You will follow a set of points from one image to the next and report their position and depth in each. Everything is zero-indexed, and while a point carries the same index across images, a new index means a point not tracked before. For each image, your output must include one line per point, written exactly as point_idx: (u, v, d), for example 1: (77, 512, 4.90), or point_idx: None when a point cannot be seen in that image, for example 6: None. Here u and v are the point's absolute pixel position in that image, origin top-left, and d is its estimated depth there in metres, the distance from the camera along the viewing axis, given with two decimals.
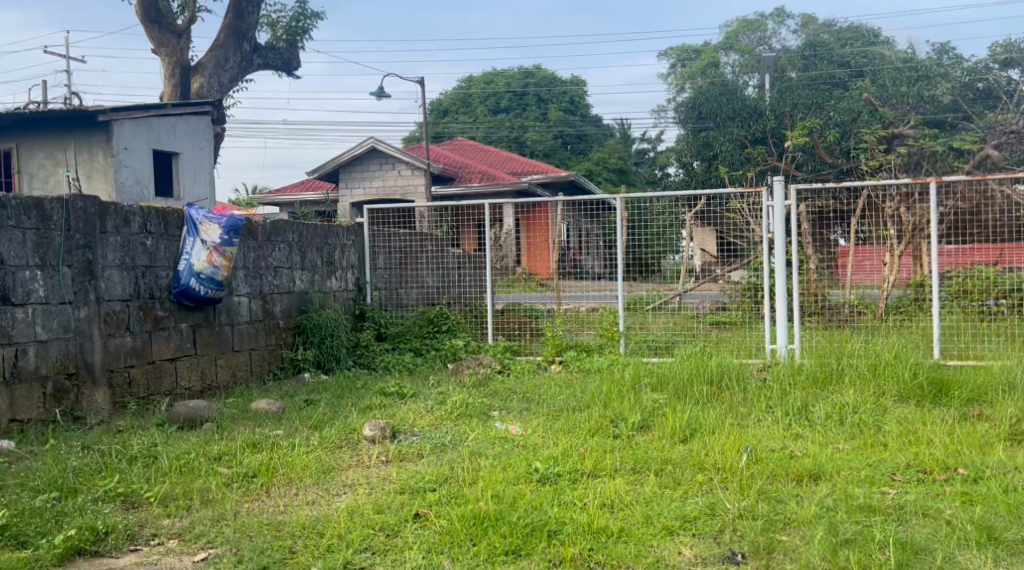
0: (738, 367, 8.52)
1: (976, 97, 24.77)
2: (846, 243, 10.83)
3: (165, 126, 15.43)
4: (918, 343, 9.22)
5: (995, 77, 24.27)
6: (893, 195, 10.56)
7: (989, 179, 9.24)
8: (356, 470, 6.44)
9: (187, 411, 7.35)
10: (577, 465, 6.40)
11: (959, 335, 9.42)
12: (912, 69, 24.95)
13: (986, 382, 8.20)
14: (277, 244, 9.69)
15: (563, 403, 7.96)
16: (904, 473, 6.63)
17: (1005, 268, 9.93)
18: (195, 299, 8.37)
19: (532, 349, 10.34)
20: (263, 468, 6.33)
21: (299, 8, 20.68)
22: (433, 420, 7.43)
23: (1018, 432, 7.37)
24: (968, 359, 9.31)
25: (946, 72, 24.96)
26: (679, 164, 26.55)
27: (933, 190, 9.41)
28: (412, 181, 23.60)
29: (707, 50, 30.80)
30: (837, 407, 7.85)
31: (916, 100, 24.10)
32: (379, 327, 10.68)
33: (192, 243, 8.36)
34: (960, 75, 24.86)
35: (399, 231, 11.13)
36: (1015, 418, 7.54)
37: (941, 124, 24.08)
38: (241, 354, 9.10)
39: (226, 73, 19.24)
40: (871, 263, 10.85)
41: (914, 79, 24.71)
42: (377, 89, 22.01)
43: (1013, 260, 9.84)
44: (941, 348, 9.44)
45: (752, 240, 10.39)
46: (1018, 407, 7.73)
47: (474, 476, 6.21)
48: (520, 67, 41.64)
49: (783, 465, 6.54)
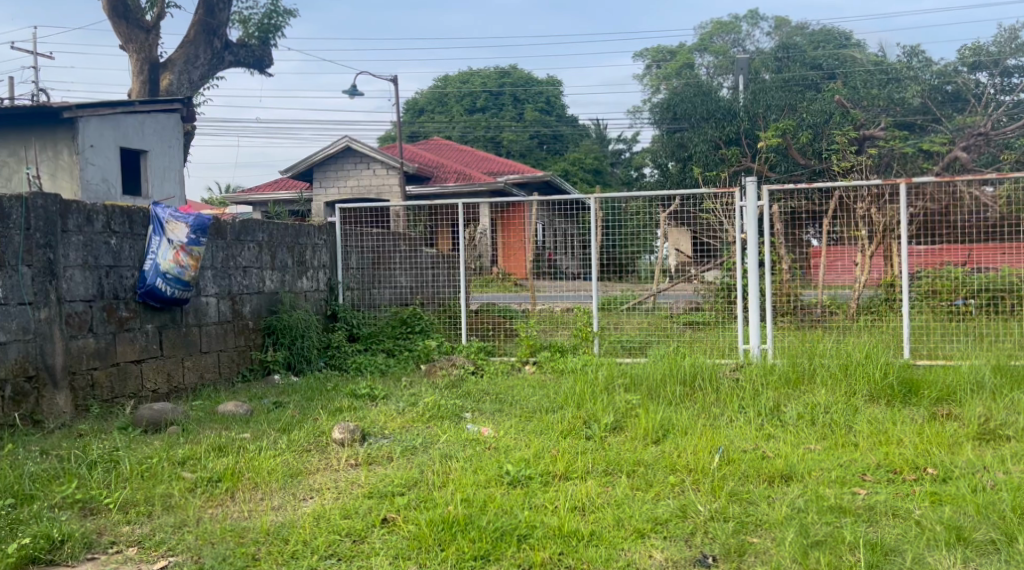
0: (710, 367, 8.48)
1: (945, 100, 24.97)
2: (819, 243, 10.80)
3: (132, 124, 15.26)
4: (888, 342, 9.26)
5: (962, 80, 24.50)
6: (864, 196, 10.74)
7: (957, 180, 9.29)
8: (326, 474, 6.35)
9: (151, 414, 7.23)
10: (550, 467, 6.35)
11: (927, 335, 9.47)
12: (883, 71, 25.10)
13: (954, 381, 8.23)
14: (246, 243, 9.57)
15: (536, 404, 7.90)
16: (874, 473, 6.62)
17: (973, 268, 9.79)
18: (161, 299, 8.26)
19: (506, 349, 10.30)
20: (228, 473, 6.22)
21: (271, 5, 20.54)
22: (404, 422, 7.35)
23: (987, 431, 7.39)
24: (937, 359, 9.34)
25: (915, 75, 25.13)
26: (654, 164, 26.57)
27: (902, 191, 9.43)
28: (386, 180, 23.47)
29: (682, 52, 30.85)
30: (809, 407, 7.82)
31: (887, 102, 24.26)
32: (351, 328, 10.57)
33: (159, 243, 8.22)
34: (930, 77, 25.03)
35: (372, 230, 10.99)
36: (984, 417, 7.56)
37: (911, 126, 24.26)
38: (209, 355, 8.99)
39: (196, 70, 19.12)
40: (842, 263, 10.88)
41: (885, 81, 24.84)
42: (352, 86, 21.75)
43: (980, 260, 9.70)
44: (910, 347, 9.47)
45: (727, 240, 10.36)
46: (986, 407, 7.76)
47: (444, 479, 6.14)
48: (496, 67, 41.57)
49: (756, 465, 6.51)
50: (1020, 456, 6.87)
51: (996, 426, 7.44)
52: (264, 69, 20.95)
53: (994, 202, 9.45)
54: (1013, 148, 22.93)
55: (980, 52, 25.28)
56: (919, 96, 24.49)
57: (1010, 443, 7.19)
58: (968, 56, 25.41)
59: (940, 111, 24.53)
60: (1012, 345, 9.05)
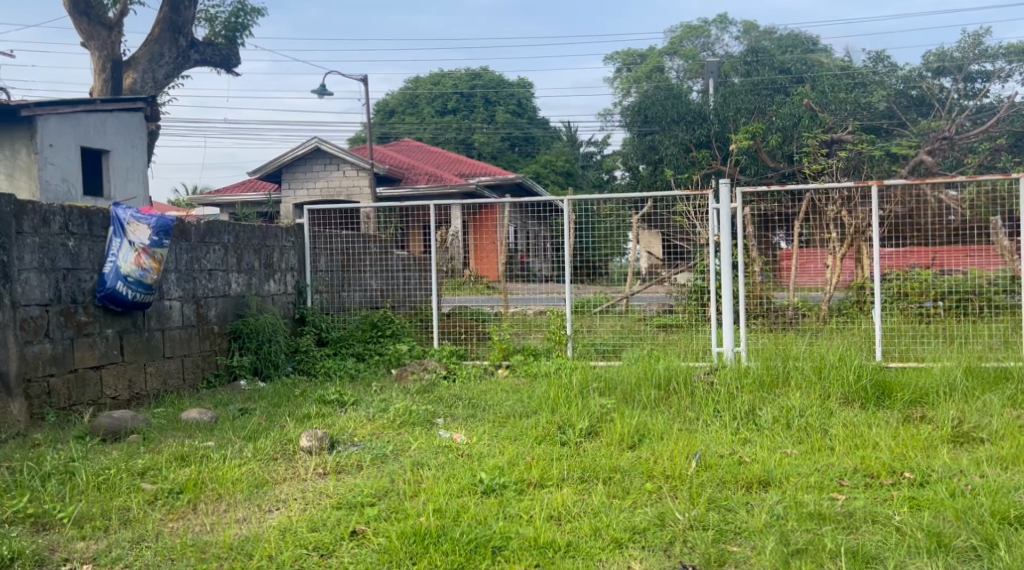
0: (684, 370, 8.36)
1: (910, 104, 25.03)
2: (789, 245, 10.64)
3: (92, 122, 14.96)
4: (860, 345, 9.16)
5: (928, 85, 24.55)
6: (835, 200, 10.63)
7: (925, 183, 9.21)
8: (292, 484, 6.16)
9: (111, 422, 7.01)
10: (524, 475, 6.19)
11: (899, 336, 9.39)
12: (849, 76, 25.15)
13: (927, 384, 8.14)
14: (211, 245, 9.36)
15: (510, 408, 7.75)
16: (852, 477, 6.51)
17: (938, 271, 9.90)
18: (121, 303, 8.03)
19: (478, 353, 10.08)
20: (189, 484, 6.02)
21: (238, 3, 20.25)
22: (374, 429, 7.17)
23: (961, 434, 7.33)
24: (909, 361, 9.31)
25: (881, 80, 25.16)
26: (626, 167, 26.52)
27: (873, 193, 9.31)
28: (357, 182, 23.23)
29: (652, 55, 30.65)
30: (784, 409, 7.71)
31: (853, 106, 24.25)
32: (319, 332, 10.34)
33: (119, 244, 8.00)
34: (895, 82, 25.12)
35: (342, 233, 10.74)
36: (957, 419, 7.49)
37: (876, 130, 24.28)
38: (173, 360, 8.77)
39: (161, 69, 18.84)
40: (814, 265, 10.83)
41: (851, 87, 24.90)
42: (320, 86, 21.36)
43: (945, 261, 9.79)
44: (882, 349, 9.38)
45: (699, 243, 10.24)
46: (960, 408, 7.69)
47: (415, 489, 5.97)
48: (468, 69, 41.46)
49: (733, 471, 6.38)
50: (996, 459, 6.80)
51: (971, 429, 7.37)
52: (231, 69, 20.66)
53: (958, 204, 9.46)
54: (976, 152, 23.06)
55: (944, 58, 25.31)
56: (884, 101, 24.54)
57: (985, 446, 7.12)
58: (933, 62, 25.50)
59: (906, 115, 24.60)
60: (982, 348, 9.01)
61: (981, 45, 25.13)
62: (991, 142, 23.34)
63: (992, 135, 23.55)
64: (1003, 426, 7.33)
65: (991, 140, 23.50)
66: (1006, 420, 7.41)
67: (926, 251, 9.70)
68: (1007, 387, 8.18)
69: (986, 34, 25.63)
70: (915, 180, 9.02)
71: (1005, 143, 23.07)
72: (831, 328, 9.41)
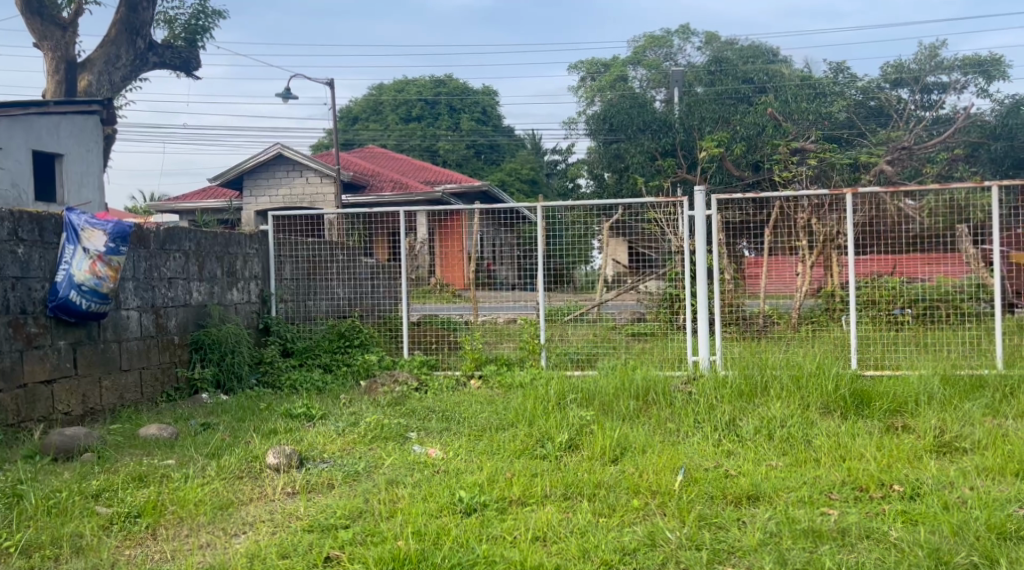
0: (662, 381, 8.07)
1: (869, 115, 24.74)
2: (756, 254, 10.27)
3: (45, 125, 14.53)
4: (834, 353, 8.91)
5: (887, 95, 24.44)
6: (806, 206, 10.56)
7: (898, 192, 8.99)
8: (259, 505, 5.82)
9: (63, 440, 6.62)
10: (505, 492, 5.89)
11: (873, 343, 9.13)
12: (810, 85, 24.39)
13: (907, 391, 7.89)
14: (172, 252, 8.98)
15: (485, 421, 7.44)
16: (841, 491, 6.18)
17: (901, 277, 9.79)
18: (75, 313, 7.64)
19: (451, 363, 9.80)
20: (148, 507, 5.66)
21: (198, 5, 19.82)
22: (344, 444, 6.84)
23: (944, 444, 7.12)
24: (884, 369, 9.03)
25: (841, 91, 24.68)
26: (590, 175, 26.31)
27: (849, 200, 9.09)
28: (320, 189, 22.87)
29: (616, 65, 29.51)
30: (766, 420, 7.42)
31: (815, 117, 23.64)
32: (284, 342, 9.97)
33: (73, 251, 7.62)
34: (855, 93, 24.76)
35: (307, 240, 10.41)
36: (939, 429, 7.28)
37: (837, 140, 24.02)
38: (130, 374, 8.39)
39: (118, 72, 18.34)
40: (784, 273, 10.84)
41: (812, 97, 24.08)
42: (283, 91, 20.96)
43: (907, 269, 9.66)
44: (857, 357, 9.12)
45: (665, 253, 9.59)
46: (941, 417, 7.46)
47: (391, 509, 5.66)
48: (432, 76, 41.22)
49: (720, 486, 6.09)
50: (982, 469, 6.57)
51: (953, 438, 7.15)
52: (191, 72, 20.21)
53: (919, 213, 9.26)
54: (934, 162, 23.11)
55: (902, 70, 25.13)
56: (844, 111, 24.12)
57: (969, 456, 6.89)
58: (890, 73, 25.27)
59: (865, 125, 24.49)
60: (955, 355, 8.85)
61: (938, 57, 25.06)
62: (950, 151, 23.39)
63: (950, 145, 23.60)
64: (986, 436, 7.10)
65: (949, 150, 23.57)
66: (988, 429, 7.19)
67: (890, 259, 9.58)
68: (984, 395, 7.99)
69: (943, 47, 25.58)
70: (892, 189, 8.78)
71: (962, 154, 23.15)
72: (801, 338, 9.20)
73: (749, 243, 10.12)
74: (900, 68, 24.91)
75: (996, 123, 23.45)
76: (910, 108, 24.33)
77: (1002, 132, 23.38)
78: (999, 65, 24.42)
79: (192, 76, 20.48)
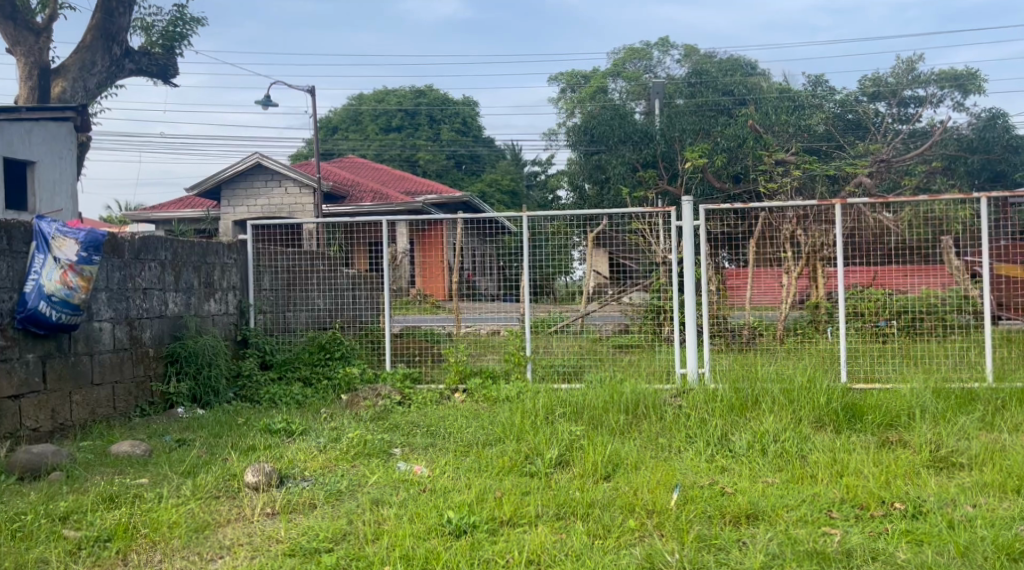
0: (651, 394, 7.77)
1: (847, 127, 24.40)
2: (733, 266, 9.93)
3: (16, 132, 14.23)
4: (823, 366, 8.63)
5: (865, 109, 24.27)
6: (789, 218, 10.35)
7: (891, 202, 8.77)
8: (237, 527, 5.56)
9: (30, 458, 6.32)
10: (495, 512, 5.65)
11: (862, 356, 8.92)
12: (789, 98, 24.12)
13: (900, 404, 7.57)
14: (147, 262, 8.70)
15: (471, 436, 7.19)
16: (841, 509, 5.87)
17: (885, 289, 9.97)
18: (46, 325, 7.36)
19: (434, 376, 9.47)
20: (119, 530, 5.39)
21: (177, 12, 19.53)
22: (327, 461, 6.58)
23: (941, 458, 6.71)
24: (875, 383, 8.79)
25: (819, 104, 24.32)
26: (569, 187, 25.58)
27: (839, 213, 8.80)
28: (300, 199, 22.59)
29: (596, 76, 29.05)
30: (758, 433, 7.06)
31: (795, 129, 23.45)
32: (263, 355, 9.68)
33: (43, 261, 7.34)
34: (833, 106, 24.41)
35: (287, 250, 10.16)
36: (935, 443, 6.87)
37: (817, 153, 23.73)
38: (102, 388, 8.10)
39: (93, 78, 18.01)
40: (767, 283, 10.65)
41: (790, 109, 23.89)
42: (262, 98, 20.67)
43: (888, 280, 9.88)
44: (847, 369, 8.87)
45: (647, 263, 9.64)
46: (935, 431, 7.07)
47: (377, 530, 5.43)
48: (412, 86, 41.01)
49: (718, 504, 5.87)
50: (980, 484, 6.18)
51: (948, 453, 6.73)
52: (168, 80, 19.92)
53: (897, 225, 9.11)
54: (913, 174, 22.99)
55: (879, 82, 24.99)
56: (822, 124, 23.70)
57: (967, 472, 6.49)
58: (867, 86, 25.06)
59: (843, 138, 24.09)
60: (945, 368, 8.64)
61: (915, 70, 25.06)
62: (928, 164, 23.27)
63: (927, 158, 23.47)
64: (983, 450, 6.70)
65: (926, 162, 23.42)
66: (985, 444, 6.79)
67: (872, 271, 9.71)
68: (976, 409, 7.70)
69: (918, 60, 25.67)
70: (882, 199, 8.56)
71: (940, 166, 23.05)
72: (788, 349, 8.98)
73: (729, 255, 9.81)
74: (878, 81, 24.83)
75: (972, 135, 23.55)
76: (888, 120, 24.21)
77: (979, 145, 23.48)
78: (975, 79, 24.51)
79: (169, 83, 20.16)
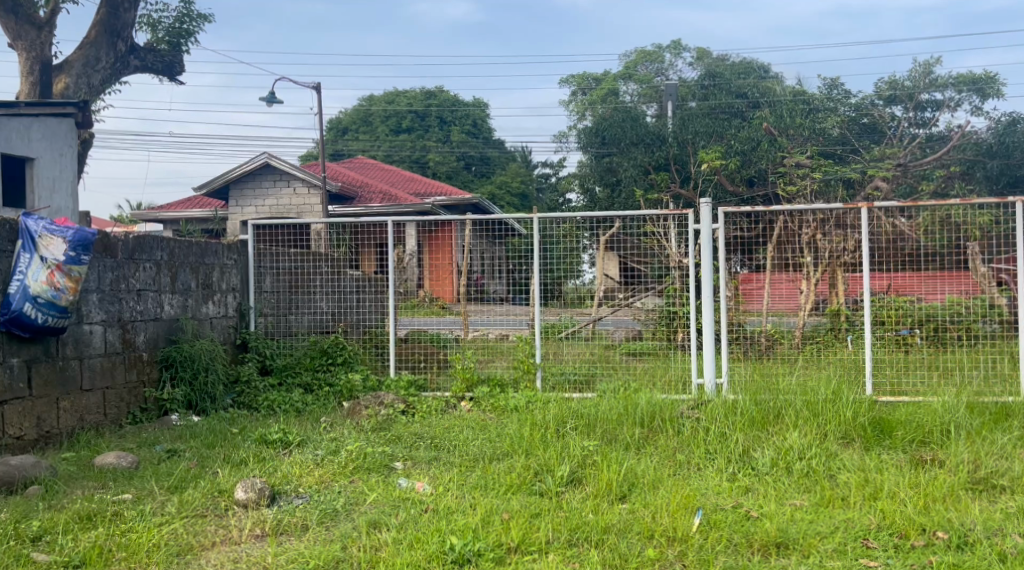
0: (668, 406, 7.34)
1: (862, 131, 23.83)
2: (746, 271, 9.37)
3: (14, 127, 13.94)
4: (849, 378, 8.17)
5: (880, 113, 23.77)
6: (808, 222, 9.86)
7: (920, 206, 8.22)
8: (222, 551, 5.20)
9: (5, 471, 5.95)
10: (502, 538, 5.27)
11: (887, 364, 8.42)
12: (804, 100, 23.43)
13: (930, 420, 7.12)
14: (142, 263, 8.34)
15: (476, 450, 6.77)
16: (878, 538, 5.47)
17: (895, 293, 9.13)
18: (30, 327, 6.99)
19: (439, 384, 9.04)
20: (92, 555, 5.05)
21: (183, 8, 19.19)
22: (323, 475, 6.21)
23: (978, 480, 6.28)
24: (901, 396, 8.32)
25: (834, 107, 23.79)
26: (580, 190, 25.06)
27: (863, 216, 8.33)
28: (307, 200, 22.24)
29: (608, 78, 28.63)
30: (782, 450, 6.65)
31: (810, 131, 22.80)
32: (262, 360, 9.29)
33: (29, 260, 6.98)
34: (847, 110, 23.77)
35: (289, 251, 9.78)
36: (972, 463, 6.42)
37: (831, 157, 23.19)
38: (92, 394, 7.74)
39: (97, 74, 17.72)
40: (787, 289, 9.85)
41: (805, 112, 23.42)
42: (267, 95, 20.29)
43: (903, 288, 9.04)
44: (871, 381, 8.40)
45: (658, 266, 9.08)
46: (972, 450, 6.60)
47: (373, 558, 5.08)
48: (422, 88, 40.65)
49: (744, 531, 5.48)
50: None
51: (987, 475, 6.31)
52: (173, 77, 19.58)
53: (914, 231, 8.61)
54: (931, 179, 22.44)
55: (896, 86, 24.39)
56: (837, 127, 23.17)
57: (1009, 496, 6.06)
58: (884, 90, 24.55)
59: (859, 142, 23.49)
60: (975, 381, 8.15)
61: (931, 74, 24.43)
62: (945, 169, 22.67)
63: (944, 163, 22.86)
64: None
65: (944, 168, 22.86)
66: None
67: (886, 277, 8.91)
68: (1012, 425, 7.18)
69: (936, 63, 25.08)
70: (910, 203, 8.05)
71: (959, 172, 22.48)
72: (807, 357, 8.57)
73: (743, 260, 9.31)
74: (894, 84, 24.26)
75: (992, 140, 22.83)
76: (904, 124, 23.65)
77: (998, 150, 22.74)
78: (993, 83, 23.86)
79: (174, 80, 19.82)
